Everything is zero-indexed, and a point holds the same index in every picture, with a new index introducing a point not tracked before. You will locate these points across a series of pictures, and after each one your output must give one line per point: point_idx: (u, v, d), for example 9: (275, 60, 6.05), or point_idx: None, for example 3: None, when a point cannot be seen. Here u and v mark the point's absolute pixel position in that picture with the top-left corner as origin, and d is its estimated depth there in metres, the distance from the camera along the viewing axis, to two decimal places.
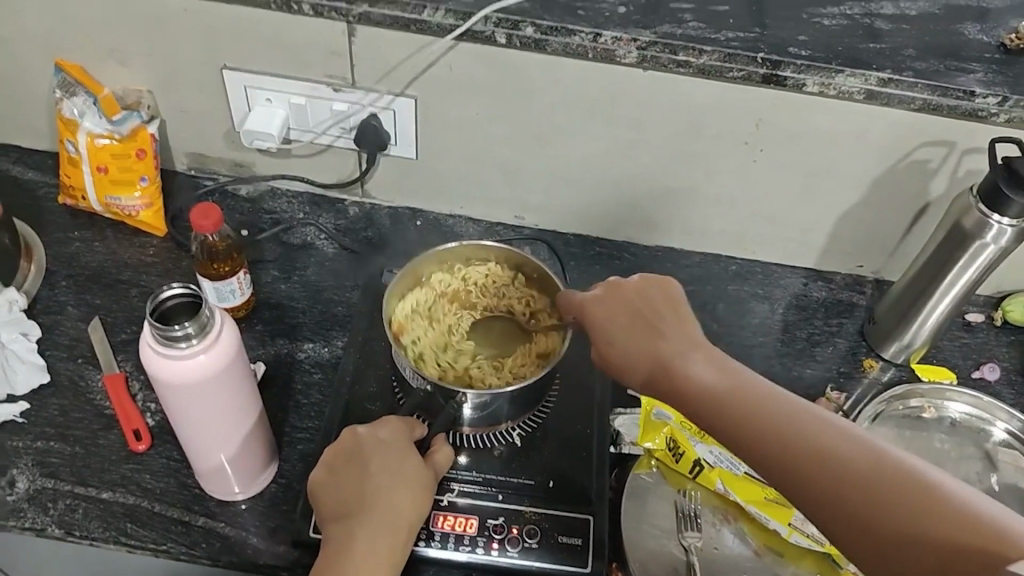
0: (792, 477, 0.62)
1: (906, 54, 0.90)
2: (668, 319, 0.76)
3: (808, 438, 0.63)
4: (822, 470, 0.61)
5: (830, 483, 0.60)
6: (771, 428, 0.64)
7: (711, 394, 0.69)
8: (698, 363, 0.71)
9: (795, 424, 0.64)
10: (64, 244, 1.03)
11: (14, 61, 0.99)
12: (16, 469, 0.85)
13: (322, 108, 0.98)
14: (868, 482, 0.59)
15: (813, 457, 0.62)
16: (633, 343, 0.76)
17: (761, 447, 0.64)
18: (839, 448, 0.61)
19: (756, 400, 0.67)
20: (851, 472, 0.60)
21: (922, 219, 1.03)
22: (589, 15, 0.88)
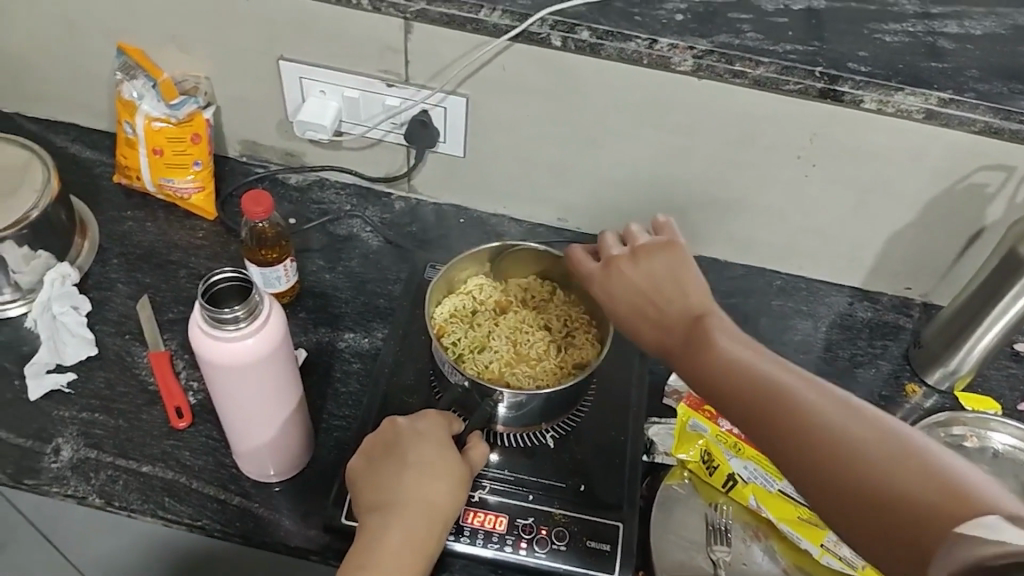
0: (802, 456, 0.60)
1: (968, 75, 0.88)
2: (680, 291, 0.75)
3: (823, 416, 0.61)
4: (835, 450, 0.59)
5: (842, 464, 0.58)
6: (786, 405, 0.62)
7: (731, 369, 0.67)
8: (716, 337, 0.70)
9: (812, 401, 0.62)
10: (118, 222, 1.06)
11: (80, 42, 1.02)
12: (61, 437, 0.87)
13: (375, 102, 0.99)
14: (880, 464, 0.57)
15: (829, 436, 0.60)
16: (646, 319, 0.75)
17: (774, 425, 0.62)
18: (854, 428, 0.59)
19: (773, 375, 0.65)
20: (864, 453, 0.58)
21: (975, 244, 1.01)
22: (646, 21, 0.88)
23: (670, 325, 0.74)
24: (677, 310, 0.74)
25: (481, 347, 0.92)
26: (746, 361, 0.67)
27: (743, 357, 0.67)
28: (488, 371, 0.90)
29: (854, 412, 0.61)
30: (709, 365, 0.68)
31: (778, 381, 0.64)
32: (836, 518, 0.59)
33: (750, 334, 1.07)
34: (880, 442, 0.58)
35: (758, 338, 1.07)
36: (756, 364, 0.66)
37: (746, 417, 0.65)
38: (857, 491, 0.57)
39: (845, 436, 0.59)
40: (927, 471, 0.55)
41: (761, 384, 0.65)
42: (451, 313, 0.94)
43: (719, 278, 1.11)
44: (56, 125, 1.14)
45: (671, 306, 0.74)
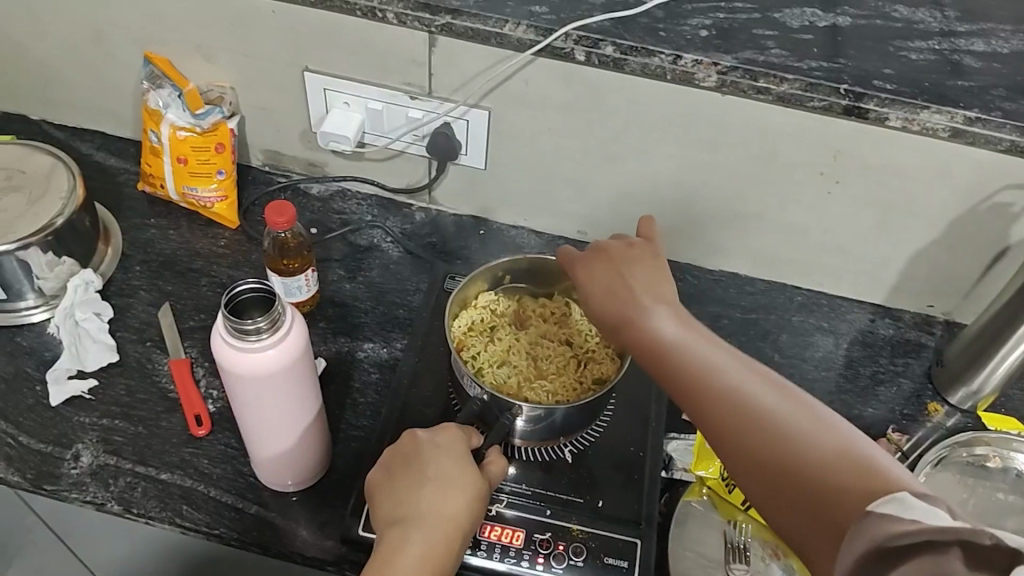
0: (730, 438, 0.62)
1: (994, 94, 0.87)
2: (631, 274, 0.74)
3: (755, 400, 0.62)
4: (764, 433, 0.60)
5: (769, 447, 0.60)
6: (719, 389, 0.63)
7: (672, 350, 0.67)
8: (659, 318, 0.70)
9: (745, 385, 0.63)
10: (141, 230, 1.07)
11: (108, 51, 1.03)
12: (82, 443, 0.88)
13: (398, 114, 0.99)
14: (803, 448, 0.58)
15: (761, 419, 0.61)
16: (596, 297, 0.75)
17: (707, 408, 0.63)
18: (785, 413, 0.61)
19: (713, 356, 0.66)
20: (791, 436, 0.59)
21: (1000, 263, 1.00)
22: (671, 36, 0.88)
23: (614, 304, 0.73)
24: (625, 291, 0.73)
25: (501, 360, 0.92)
26: (689, 344, 0.67)
27: (683, 339, 0.68)
28: (507, 385, 0.90)
29: (787, 396, 0.62)
30: (647, 345, 0.69)
31: (715, 364, 0.65)
32: (762, 498, 0.60)
33: (770, 351, 1.06)
34: (808, 428, 0.59)
35: (779, 354, 1.06)
36: (697, 346, 0.67)
37: (680, 396, 0.66)
38: (781, 473, 0.59)
39: (775, 419, 0.60)
40: (848, 456, 0.57)
41: (696, 366, 0.65)
42: (470, 329, 0.94)
43: (739, 293, 1.11)
44: (81, 132, 1.15)
45: (620, 287, 0.73)
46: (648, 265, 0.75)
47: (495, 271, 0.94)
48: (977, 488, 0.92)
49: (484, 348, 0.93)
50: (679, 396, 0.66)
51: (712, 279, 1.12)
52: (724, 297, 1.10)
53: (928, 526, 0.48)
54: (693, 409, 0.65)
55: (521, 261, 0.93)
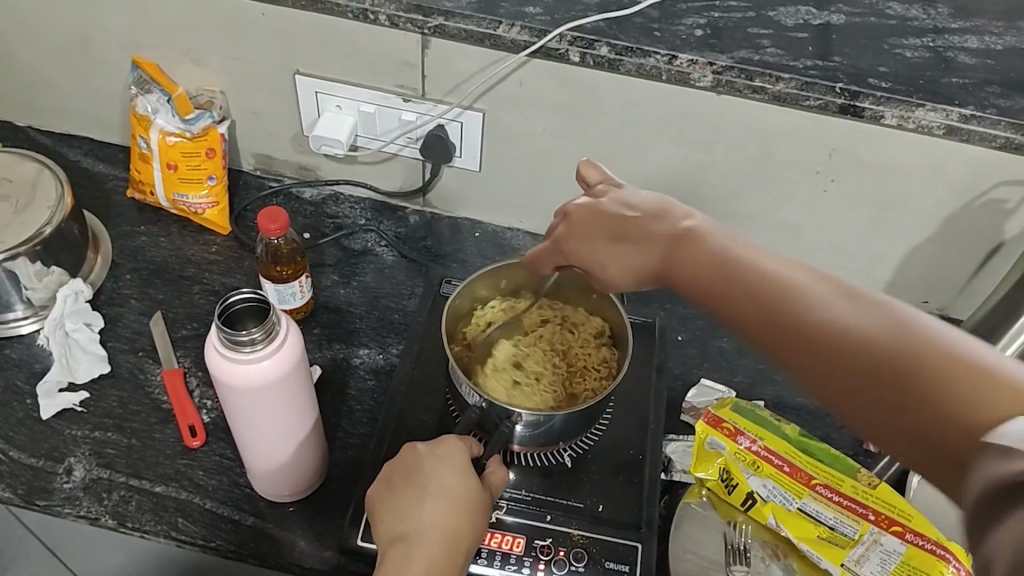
0: (813, 360, 0.56)
1: (989, 91, 0.87)
2: (641, 216, 0.70)
3: (826, 311, 0.56)
4: (848, 349, 0.54)
5: (849, 364, 0.54)
6: (786, 309, 0.58)
7: (723, 275, 0.62)
8: (696, 248, 0.65)
9: (813, 299, 0.57)
10: (130, 237, 1.05)
11: (95, 57, 1.01)
12: (74, 457, 0.86)
13: (391, 117, 0.98)
14: (888, 358, 0.52)
15: (834, 333, 0.55)
16: (610, 253, 0.71)
17: (777, 331, 0.58)
18: (863, 321, 0.55)
19: (775, 271, 0.60)
20: (873, 347, 0.53)
21: (994, 259, 1.00)
22: (666, 36, 0.87)
23: (638, 254, 0.69)
24: (642, 234, 0.69)
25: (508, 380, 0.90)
26: (739, 263, 0.62)
27: (731, 259, 0.63)
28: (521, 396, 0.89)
29: (860, 302, 0.56)
30: (698, 275, 0.64)
31: (776, 283, 0.60)
32: (865, 423, 0.53)
33: None
34: (889, 332, 0.53)
35: None
36: (749, 263, 0.62)
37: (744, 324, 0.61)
38: (867, 390, 0.53)
39: (852, 330, 0.54)
40: (942, 358, 0.51)
41: (753, 291, 0.60)
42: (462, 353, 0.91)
43: None
44: (68, 138, 1.13)
45: (634, 233, 0.69)
46: (656, 202, 0.71)
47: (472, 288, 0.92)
48: None
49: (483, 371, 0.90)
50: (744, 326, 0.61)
51: None
52: None
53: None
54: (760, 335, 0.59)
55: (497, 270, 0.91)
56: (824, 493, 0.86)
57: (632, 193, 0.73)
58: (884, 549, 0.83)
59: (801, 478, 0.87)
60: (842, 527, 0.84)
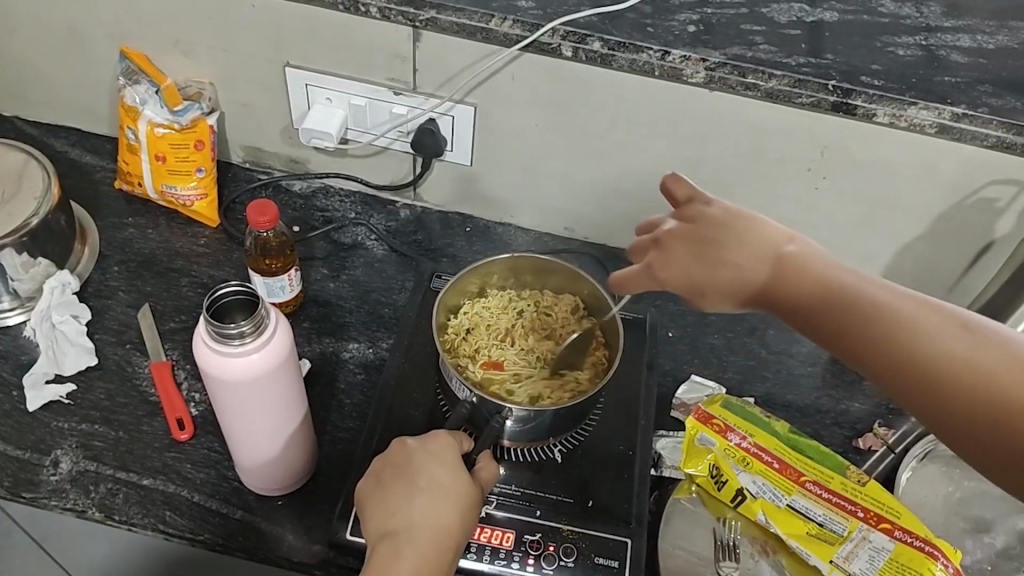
0: (911, 379, 0.57)
1: (981, 90, 0.87)
2: (736, 237, 0.65)
3: (945, 349, 0.56)
4: (947, 371, 0.55)
5: (972, 404, 0.54)
6: (901, 344, 0.57)
7: (830, 304, 0.61)
8: (797, 271, 0.63)
9: (932, 334, 0.57)
10: (118, 229, 1.04)
11: (82, 47, 1.00)
12: (61, 449, 0.86)
13: (382, 110, 0.97)
14: (1015, 401, 0.53)
15: (960, 373, 0.55)
16: (704, 278, 0.66)
17: (891, 367, 0.58)
18: (987, 360, 0.55)
19: (869, 295, 0.59)
20: (998, 388, 0.54)
21: (984, 258, 1.00)
22: (659, 32, 0.87)
23: (736, 279, 0.65)
24: (740, 257, 0.64)
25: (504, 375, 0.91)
26: (847, 292, 0.60)
27: (838, 285, 0.61)
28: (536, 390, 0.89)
29: (978, 336, 0.56)
30: (798, 302, 0.62)
31: (888, 314, 0.58)
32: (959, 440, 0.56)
33: (757, 346, 1.06)
34: (1014, 372, 0.54)
35: (766, 350, 1.06)
36: (859, 291, 0.60)
37: (852, 356, 0.60)
38: (994, 433, 0.54)
39: (978, 369, 0.55)
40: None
41: (863, 322, 0.59)
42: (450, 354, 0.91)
43: None
44: (56, 129, 1.12)
45: (731, 257, 0.65)
46: (750, 218, 0.66)
47: (454, 291, 0.92)
48: (964, 482, 0.92)
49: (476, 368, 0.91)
50: (851, 356, 0.60)
51: None
52: None
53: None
54: (869, 367, 0.59)
55: (481, 267, 0.91)
56: (814, 490, 0.86)
57: (720, 208, 0.68)
58: (873, 546, 0.83)
59: (791, 474, 0.87)
60: (831, 524, 0.85)
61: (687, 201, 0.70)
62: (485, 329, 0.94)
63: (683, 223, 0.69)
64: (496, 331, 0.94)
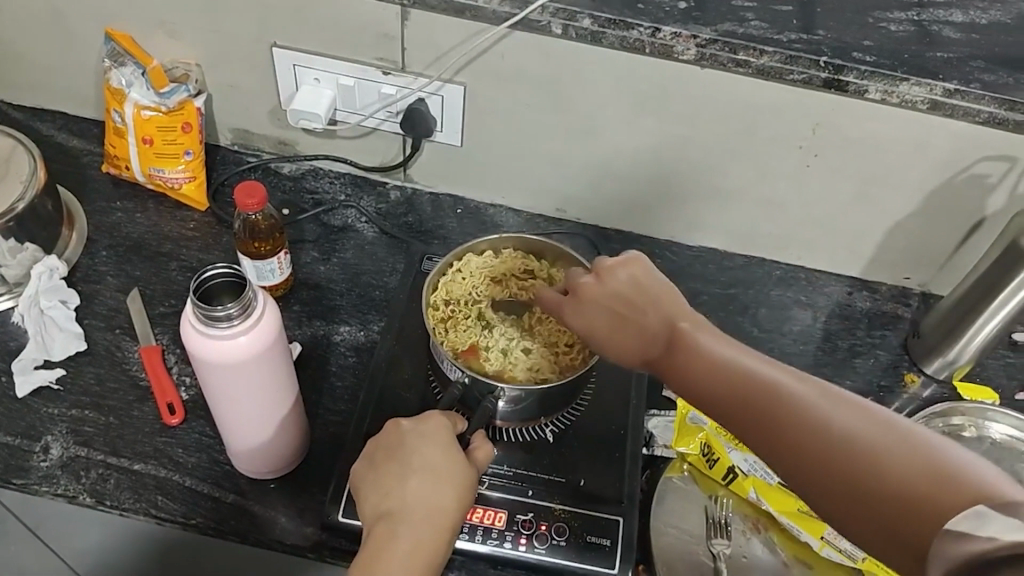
0: (785, 447, 0.61)
1: (973, 65, 0.86)
2: (654, 304, 0.73)
3: (813, 414, 0.61)
4: (812, 439, 0.60)
5: (831, 465, 0.58)
6: (774, 410, 0.63)
7: (713, 371, 0.67)
8: (684, 343, 0.70)
9: (797, 401, 0.62)
10: (106, 213, 1.03)
11: (67, 28, 0.99)
12: (51, 435, 0.85)
13: (370, 90, 0.96)
14: (862, 462, 0.57)
15: (820, 439, 0.60)
16: (617, 334, 0.74)
17: (767, 426, 0.63)
18: (848, 425, 0.59)
19: (746, 368, 0.66)
20: (854, 452, 0.58)
21: (975, 235, 1.00)
22: (649, 9, 0.86)
23: (639, 339, 0.73)
24: (649, 320, 0.72)
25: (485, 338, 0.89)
26: (728, 360, 0.67)
27: (720, 360, 0.67)
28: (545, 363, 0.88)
29: (845, 406, 0.61)
30: (688, 366, 0.69)
31: (769, 383, 0.64)
32: (829, 507, 0.59)
33: (749, 325, 1.06)
34: (873, 439, 0.58)
35: (758, 329, 1.06)
36: (739, 363, 0.67)
37: (741, 420, 0.65)
38: (852, 496, 0.57)
39: (835, 435, 0.59)
40: (913, 464, 0.55)
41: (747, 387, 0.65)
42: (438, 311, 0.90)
43: (718, 267, 1.10)
44: (42, 112, 1.11)
45: (632, 319, 0.73)
46: (659, 286, 0.74)
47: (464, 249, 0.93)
48: None
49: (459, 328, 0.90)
50: (741, 418, 0.65)
51: (692, 254, 1.10)
52: (703, 273, 1.09)
53: (1005, 541, 0.46)
54: (751, 427, 0.64)
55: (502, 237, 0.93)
56: None
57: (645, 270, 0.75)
58: None
59: None
60: None
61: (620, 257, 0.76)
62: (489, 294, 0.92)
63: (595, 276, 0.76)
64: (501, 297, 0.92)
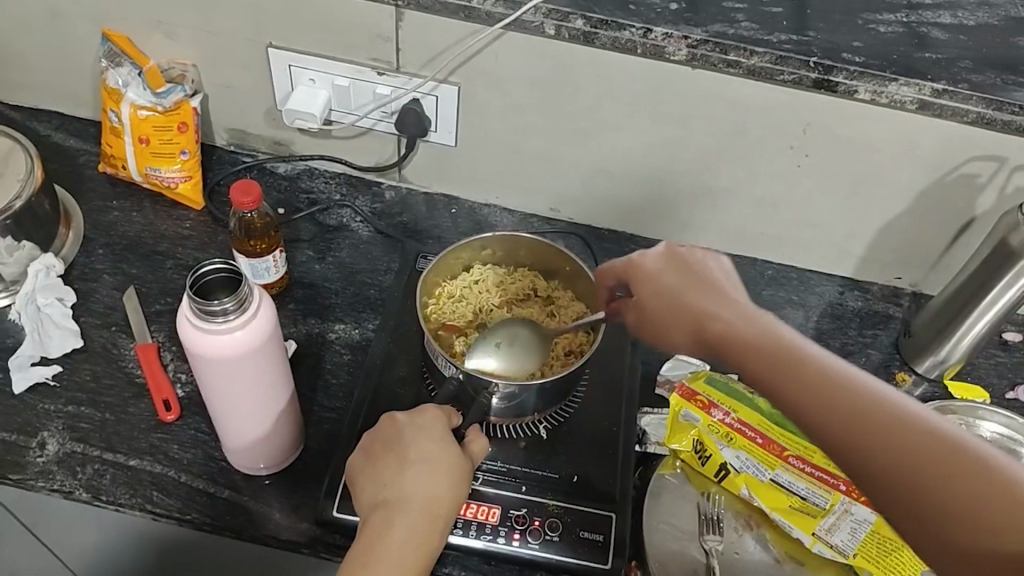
0: (838, 440, 0.60)
1: (961, 66, 0.87)
2: (720, 288, 0.72)
3: (869, 412, 0.60)
4: (869, 439, 0.59)
5: (891, 466, 0.58)
6: (828, 402, 0.61)
7: (766, 360, 0.65)
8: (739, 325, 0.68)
9: (852, 397, 0.60)
10: (103, 212, 1.04)
11: (64, 29, 1.00)
12: (48, 431, 0.86)
13: (365, 90, 0.97)
14: (922, 470, 0.57)
15: (878, 439, 0.59)
16: (678, 314, 0.72)
17: (824, 429, 0.61)
18: (890, 419, 0.59)
19: (799, 357, 0.64)
20: (917, 460, 0.57)
21: (966, 234, 1.01)
22: (641, 9, 0.87)
23: (693, 317, 0.71)
24: (712, 303, 0.71)
25: (472, 322, 0.94)
26: (780, 347, 0.65)
27: (775, 349, 0.65)
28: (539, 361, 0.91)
29: (885, 399, 0.60)
30: (731, 350, 0.67)
31: (806, 371, 0.63)
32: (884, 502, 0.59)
33: None
34: (920, 437, 0.58)
35: None
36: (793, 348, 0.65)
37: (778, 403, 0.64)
38: (909, 498, 0.57)
39: (891, 435, 0.58)
40: (975, 476, 0.56)
41: (803, 377, 0.63)
42: (443, 285, 0.95)
43: None
44: (40, 113, 1.12)
45: (699, 299, 0.72)
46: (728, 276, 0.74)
47: (483, 246, 0.94)
48: None
49: (454, 304, 0.95)
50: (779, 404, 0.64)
51: None
52: None
53: None
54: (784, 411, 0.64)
55: (504, 238, 0.94)
56: (797, 464, 0.87)
57: (723, 269, 0.75)
58: (855, 519, 0.84)
59: (774, 449, 0.87)
60: (814, 497, 0.85)
61: (703, 255, 0.76)
62: (493, 286, 0.96)
63: (671, 261, 0.76)
64: (504, 293, 0.96)
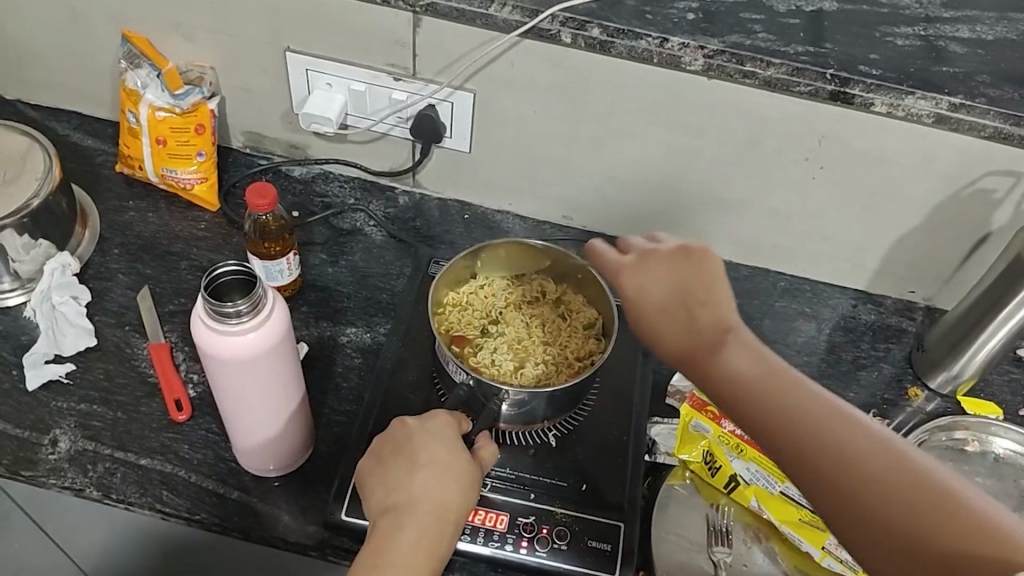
0: (813, 470, 0.59)
1: (979, 80, 0.87)
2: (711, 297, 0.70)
3: (847, 442, 0.58)
4: (845, 469, 0.57)
5: (867, 501, 0.56)
6: (804, 429, 0.60)
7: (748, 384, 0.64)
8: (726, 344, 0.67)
9: (829, 427, 0.59)
10: (119, 212, 1.05)
11: (85, 30, 1.01)
12: (60, 429, 0.87)
13: (381, 96, 0.98)
14: (898, 505, 0.55)
15: (853, 468, 0.57)
16: (666, 322, 0.71)
17: (801, 456, 0.59)
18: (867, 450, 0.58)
19: (780, 382, 0.63)
20: (893, 495, 0.55)
21: (981, 249, 1.00)
22: (658, 19, 0.87)
23: (682, 328, 0.70)
24: (700, 315, 0.69)
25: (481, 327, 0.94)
26: (761, 372, 0.64)
27: (758, 375, 0.64)
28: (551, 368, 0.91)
29: (862, 430, 0.59)
30: (714, 370, 0.66)
31: (786, 399, 0.62)
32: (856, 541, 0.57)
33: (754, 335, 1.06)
34: (896, 470, 0.56)
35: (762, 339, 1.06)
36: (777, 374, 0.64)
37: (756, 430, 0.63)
38: (884, 535, 0.55)
39: (867, 467, 0.57)
40: (952, 513, 0.54)
41: (784, 400, 0.62)
42: (450, 293, 0.94)
43: None
44: (60, 113, 1.13)
45: (690, 308, 0.70)
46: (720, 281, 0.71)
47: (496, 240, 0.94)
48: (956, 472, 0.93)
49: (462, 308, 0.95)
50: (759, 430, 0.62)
51: None
52: None
53: None
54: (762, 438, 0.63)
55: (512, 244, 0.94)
56: None
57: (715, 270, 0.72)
58: None
59: None
60: None
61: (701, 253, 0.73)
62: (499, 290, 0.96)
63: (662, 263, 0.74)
64: (512, 298, 0.96)
